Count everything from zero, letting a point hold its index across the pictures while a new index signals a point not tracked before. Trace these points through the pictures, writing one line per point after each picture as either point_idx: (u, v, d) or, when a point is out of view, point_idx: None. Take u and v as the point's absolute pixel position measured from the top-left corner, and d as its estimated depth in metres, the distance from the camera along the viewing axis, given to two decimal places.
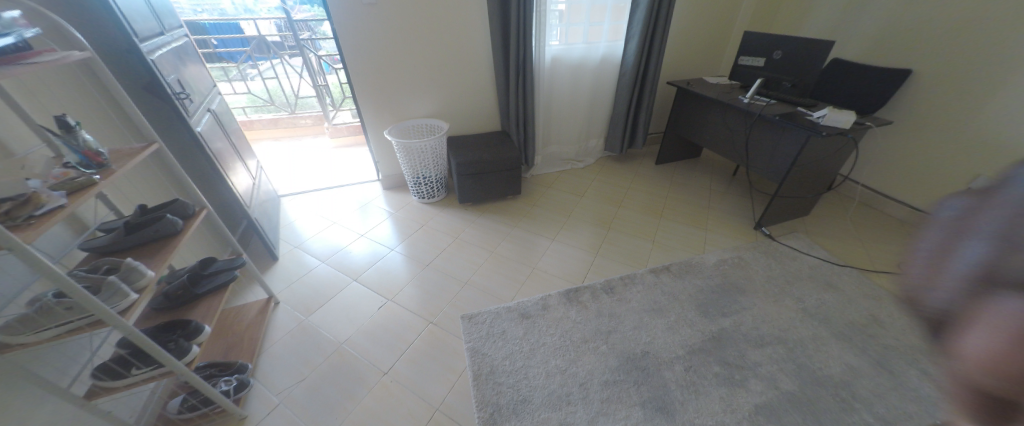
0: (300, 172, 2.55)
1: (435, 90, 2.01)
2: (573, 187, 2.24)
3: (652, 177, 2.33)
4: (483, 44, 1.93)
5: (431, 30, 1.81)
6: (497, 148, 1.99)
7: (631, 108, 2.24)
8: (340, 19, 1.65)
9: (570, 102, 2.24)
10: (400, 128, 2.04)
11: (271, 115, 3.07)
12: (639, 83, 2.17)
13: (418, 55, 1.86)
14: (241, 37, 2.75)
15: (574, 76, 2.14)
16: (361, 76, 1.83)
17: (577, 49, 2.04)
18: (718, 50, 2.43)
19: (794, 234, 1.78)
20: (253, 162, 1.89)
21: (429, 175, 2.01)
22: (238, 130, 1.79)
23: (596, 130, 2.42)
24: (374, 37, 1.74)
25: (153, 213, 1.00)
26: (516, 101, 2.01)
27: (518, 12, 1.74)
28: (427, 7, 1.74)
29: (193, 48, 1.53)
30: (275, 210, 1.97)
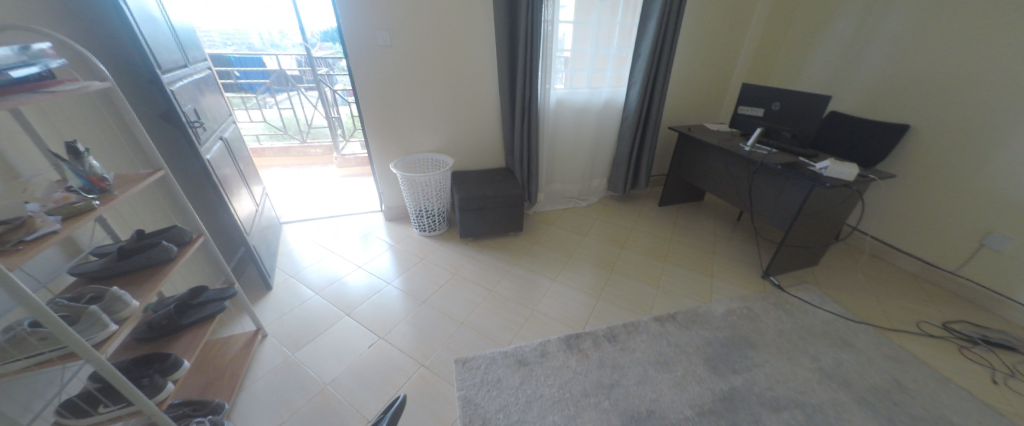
0: (305, 200, 2.58)
1: (442, 126, 2.07)
2: (576, 226, 2.22)
3: (655, 219, 2.32)
4: (491, 85, 2.02)
5: (441, 70, 1.90)
6: (501, 185, 2.00)
7: (634, 150, 2.28)
8: (357, 59, 1.74)
9: (573, 142, 2.29)
10: (406, 161, 2.09)
11: (283, 144, 3.21)
12: (642, 127, 2.22)
13: (429, 94, 1.95)
14: (263, 70, 2.90)
15: (578, 118, 2.20)
16: (372, 111, 1.90)
17: (581, 93, 2.12)
18: (717, 100, 2.53)
19: (803, 285, 1.73)
20: (258, 189, 1.90)
21: (431, 209, 2.01)
22: (247, 156, 1.82)
23: (599, 170, 2.46)
24: (388, 77, 1.84)
25: (149, 239, 0.98)
26: (521, 139, 2.05)
27: (526, 59, 1.83)
28: (440, 50, 1.84)
29: (213, 81, 1.61)
30: (275, 237, 1.96)
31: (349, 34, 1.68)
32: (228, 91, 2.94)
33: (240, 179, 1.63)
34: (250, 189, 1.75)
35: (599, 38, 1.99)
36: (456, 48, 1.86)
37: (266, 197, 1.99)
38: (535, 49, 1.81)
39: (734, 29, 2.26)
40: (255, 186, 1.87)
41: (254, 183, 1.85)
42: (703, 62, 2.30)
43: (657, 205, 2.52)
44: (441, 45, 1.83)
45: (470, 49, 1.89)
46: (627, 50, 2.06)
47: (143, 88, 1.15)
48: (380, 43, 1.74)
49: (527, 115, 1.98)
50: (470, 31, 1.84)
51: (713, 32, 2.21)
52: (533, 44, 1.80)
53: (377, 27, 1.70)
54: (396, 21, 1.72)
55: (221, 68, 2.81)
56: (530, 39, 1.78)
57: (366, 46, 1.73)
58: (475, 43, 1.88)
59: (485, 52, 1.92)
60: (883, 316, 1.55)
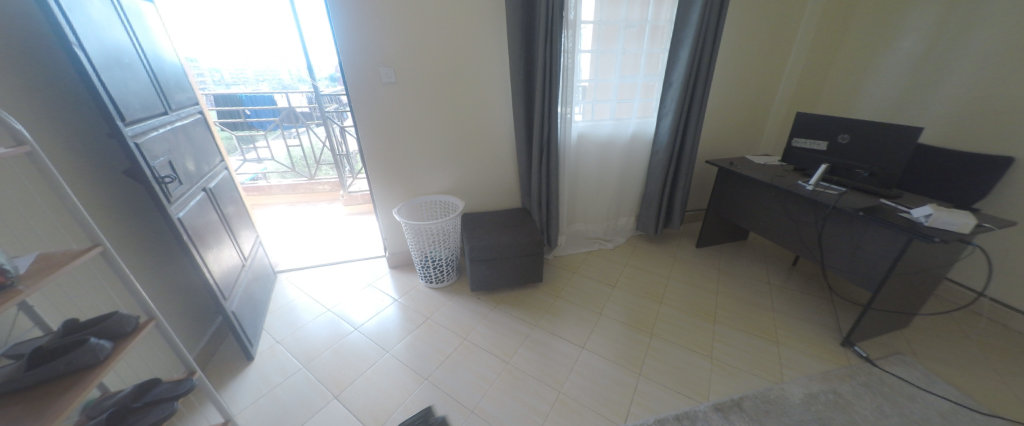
0: (302, 241, 2.39)
1: (452, 164, 1.88)
2: (602, 274, 1.95)
3: (694, 264, 2.02)
4: (505, 120, 1.84)
5: (451, 106, 1.74)
6: (516, 230, 1.78)
7: (667, 186, 2.02)
8: (357, 98, 1.59)
9: (597, 179, 2.05)
10: (411, 204, 1.89)
11: (291, 181, 3.12)
12: (674, 161, 1.97)
13: (436, 132, 1.78)
14: (273, 108, 2.86)
15: (602, 152, 1.98)
16: (376, 151, 1.74)
17: (605, 125, 1.91)
18: (755, 130, 2.27)
19: (898, 356, 1.38)
20: (249, 236, 1.72)
21: (438, 258, 1.78)
22: (236, 200, 1.66)
23: (626, 207, 2.20)
24: (393, 116, 1.68)
25: (78, 335, 0.79)
26: (539, 178, 1.83)
27: (543, 92, 1.64)
28: (448, 85, 1.69)
29: (202, 126, 1.47)
30: (265, 290, 1.76)
31: (350, 73, 1.54)
32: (238, 129, 2.90)
33: (225, 228, 1.46)
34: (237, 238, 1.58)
35: (623, 67, 1.80)
36: (467, 82, 1.70)
37: (257, 245, 1.81)
38: (553, 82, 1.62)
39: (772, 54, 2.04)
40: (245, 234, 1.69)
41: (244, 231, 1.67)
42: (738, 91, 2.09)
43: (694, 246, 2.22)
44: (450, 79, 1.68)
45: (482, 84, 1.72)
46: (654, 78, 1.86)
47: (104, 143, 1.01)
48: (384, 80, 1.59)
49: (546, 152, 1.77)
50: (482, 63, 1.68)
51: (749, 57, 2.00)
52: (551, 76, 1.61)
53: (380, 64, 1.56)
54: (401, 56, 1.57)
55: (231, 107, 2.77)
56: (548, 71, 1.60)
57: (367, 84, 1.58)
58: (487, 76, 1.71)
59: (498, 85, 1.75)
60: (1019, 405, 1.18)
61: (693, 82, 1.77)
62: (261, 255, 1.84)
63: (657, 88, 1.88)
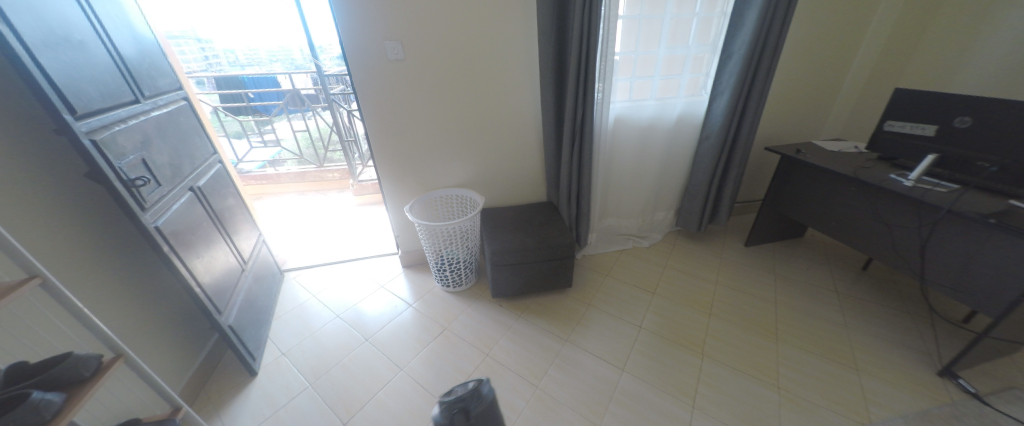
0: (309, 234, 2.25)
1: (470, 153, 1.66)
2: (638, 277, 1.73)
3: (745, 268, 1.77)
4: (530, 102, 1.59)
5: (468, 87, 1.49)
6: (543, 230, 1.56)
7: (717, 177, 1.75)
8: (360, 79, 1.37)
9: (634, 169, 1.80)
10: (426, 199, 1.69)
11: (300, 168, 2.98)
12: (728, 148, 1.69)
13: (452, 117, 1.55)
14: (277, 90, 2.66)
15: (641, 139, 1.71)
16: (385, 140, 1.54)
17: (646, 107, 1.63)
18: (822, 109, 1.93)
19: (1012, 393, 1.13)
20: (250, 234, 1.57)
21: (455, 261, 1.59)
22: (233, 196, 1.50)
23: (665, 200, 1.95)
24: (402, 98, 1.46)
25: (22, 387, 0.63)
26: (569, 170, 1.59)
27: (578, 69, 1.37)
28: (465, 62, 1.44)
29: (189, 114, 1.29)
30: (271, 292, 1.63)
31: (350, 48, 1.31)
32: (242, 114, 2.73)
33: (219, 230, 1.30)
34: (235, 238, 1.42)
35: (673, 36, 1.50)
36: (486, 58, 1.44)
37: (260, 242, 1.66)
38: (590, 55, 1.34)
39: (854, 15, 1.68)
40: (246, 233, 1.54)
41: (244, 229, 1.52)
42: (807, 62, 1.75)
43: (742, 244, 1.96)
44: (467, 54, 1.42)
45: (504, 59, 1.46)
46: (709, 48, 1.55)
47: (54, 143, 0.84)
48: (391, 56, 1.36)
49: (578, 139, 1.52)
50: (504, 34, 1.41)
51: (826, 20, 1.65)
52: (588, 48, 1.33)
53: (385, 37, 1.32)
54: (409, 26, 1.32)
55: (233, 90, 2.58)
56: (585, 42, 1.32)
57: (371, 63, 1.35)
58: (510, 50, 1.45)
59: (523, 60, 1.48)
60: None
61: (760, 52, 1.46)
62: (265, 253, 1.70)
63: (711, 61, 1.58)
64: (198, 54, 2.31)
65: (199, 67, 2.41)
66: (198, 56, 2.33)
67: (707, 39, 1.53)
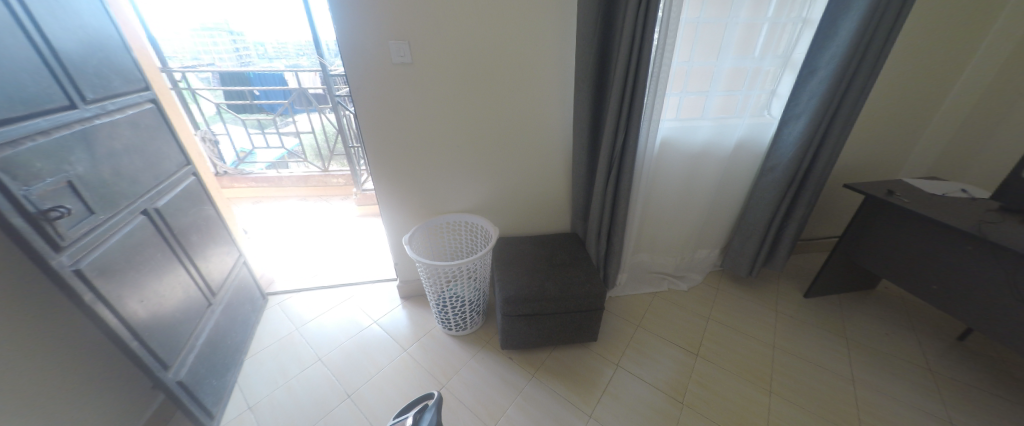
0: (303, 248, 2.06)
1: (484, 174, 1.42)
2: (676, 333, 1.45)
3: (808, 328, 1.46)
4: (560, 118, 1.33)
5: (487, 98, 1.25)
6: (567, 274, 1.30)
7: (779, 216, 1.46)
8: (358, 85, 1.15)
9: (677, 201, 1.52)
10: (430, 226, 1.46)
11: (304, 172, 2.80)
12: (798, 184, 1.39)
13: (467, 132, 1.31)
14: (284, 89, 2.50)
15: (688, 167, 1.43)
16: (386, 157, 1.31)
17: (697, 130, 1.35)
18: (908, 137, 1.61)
19: None
20: (227, 256, 1.36)
21: (459, 302, 1.35)
22: (207, 212, 1.29)
23: (711, 237, 1.65)
24: (408, 109, 1.22)
25: None
26: (602, 202, 1.33)
27: (625, 83, 1.10)
28: (484, 69, 1.19)
29: (154, 123, 1.10)
30: (245, 324, 1.42)
31: (347, 48, 1.08)
32: (247, 112, 2.61)
33: (179, 260, 1.10)
34: (204, 265, 1.21)
35: (740, 45, 1.21)
36: (511, 65, 1.20)
37: (240, 263, 1.45)
38: (640, 67, 1.07)
39: (963, 25, 1.36)
40: (221, 255, 1.33)
41: (218, 252, 1.31)
42: (892, 82, 1.45)
43: (800, 295, 1.65)
44: (488, 60, 1.18)
45: (532, 67, 1.21)
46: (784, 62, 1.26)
47: None
48: (395, 58, 1.12)
49: (616, 167, 1.25)
50: (535, 36, 1.16)
51: (921, 33, 1.35)
52: (640, 57, 1.06)
53: (390, 35, 1.09)
54: (419, 23, 1.08)
55: (238, 87, 2.48)
56: (637, 50, 1.05)
57: (372, 66, 1.12)
58: (540, 56, 1.19)
59: (556, 69, 1.23)
60: None
61: (855, 71, 1.18)
62: (245, 275, 1.49)
63: (784, 77, 1.28)
64: (228, 45, 2.31)
65: (227, 57, 2.37)
66: (227, 47, 2.32)
67: (782, 50, 1.24)
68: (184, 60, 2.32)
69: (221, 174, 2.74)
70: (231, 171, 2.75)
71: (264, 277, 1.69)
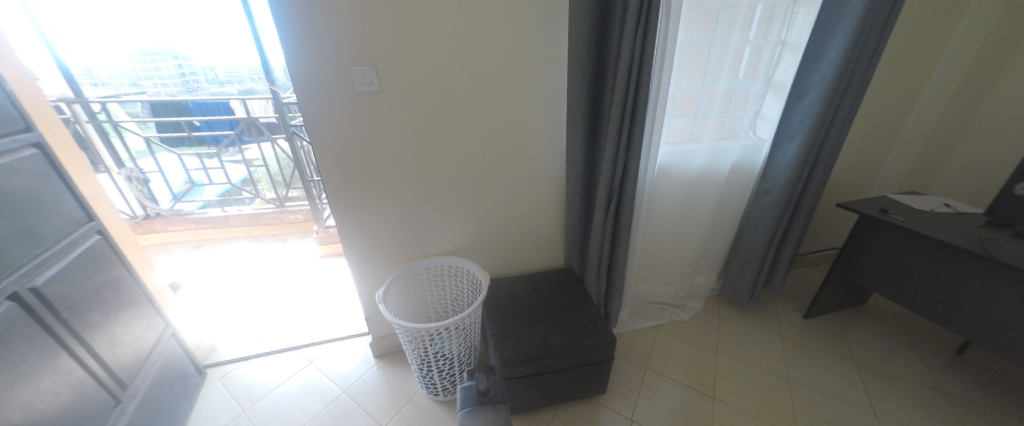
0: (252, 301, 1.77)
1: (469, 211, 1.26)
2: (686, 372, 1.33)
3: (816, 354, 1.40)
4: (551, 147, 1.22)
5: (469, 128, 1.11)
6: (569, 321, 1.14)
7: (777, 238, 1.41)
8: (315, 118, 0.96)
9: (674, 228, 1.44)
10: (408, 273, 1.25)
11: (255, 209, 2.53)
12: (793, 204, 1.36)
13: (449, 166, 1.15)
14: (229, 118, 2.23)
15: (684, 192, 1.36)
16: (353, 198, 1.12)
17: (692, 155, 1.28)
18: (879, 152, 1.65)
19: None
20: (146, 330, 1.08)
21: (446, 363, 1.15)
22: (117, 279, 1.01)
23: (709, 262, 1.58)
24: (380, 144, 1.05)
25: None
26: (601, 236, 1.21)
27: (624, 109, 1.00)
28: (465, 97, 1.05)
29: (39, 176, 0.84)
30: (173, 414, 1.12)
31: (300, 76, 0.91)
32: (185, 145, 2.31)
33: (66, 355, 0.82)
34: (112, 351, 0.93)
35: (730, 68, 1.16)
36: (495, 92, 1.07)
37: (166, 336, 1.16)
38: (641, 93, 0.98)
39: (915, 50, 1.44)
40: (136, 331, 1.04)
41: (133, 328, 1.02)
42: None
43: (799, 316, 1.60)
44: (469, 87, 1.04)
45: (520, 93, 1.09)
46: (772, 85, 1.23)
47: None
48: (360, 87, 0.96)
49: (616, 198, 1.15)
50: (523, 60, 1.04)
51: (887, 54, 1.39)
52: (639, 82, 0.97)
53: (352, 61, 0.92)
54: (387, 46, 0.93)
55: (173, 118, 2.19)
56: (636, 75, 0.96)
57: (332, 96, 0.95)
58: (528, 81, 1.08)
59: (546, 95, 1.12)
60: None
61: (844, 92, 1.17)
62: (173, 348, 1.19)
63: (772, 99, 1.25)
64: (173, 69, 2.01)
65: (172, 82, 2.08)
66: (172, 71, 2.03)
67: (768, 72, 1.20)
68: (121, 86, 2.08)
69: (153, 217, 2.40)
70: (165, 213, 2.41)
71: (203, 345, 1.39)
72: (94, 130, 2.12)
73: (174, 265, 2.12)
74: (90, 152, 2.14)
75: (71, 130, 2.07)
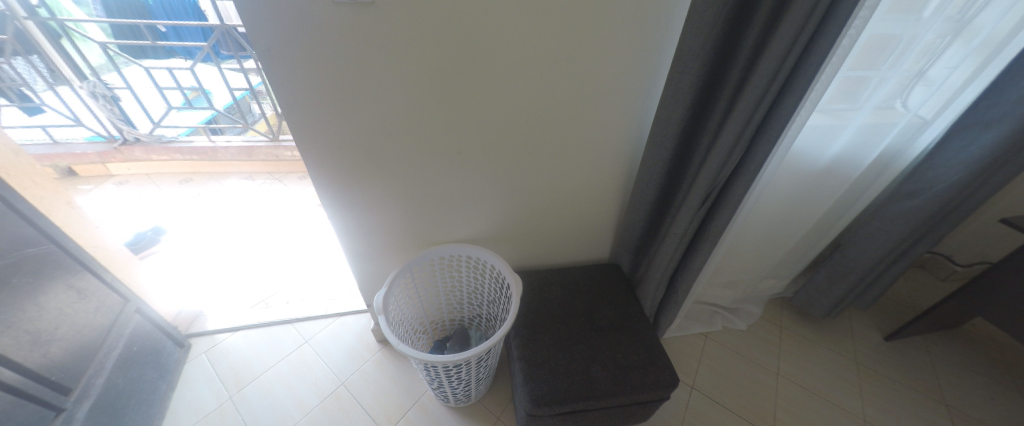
0: (243, 255, 1.58)
1: (498, 192, 0.95)
2: (738, 398, 1.13)
3: (897, 391, 1.17)
4: (630, 112, 0.84)
5: (511, 76, 0.72)
6: (620, 348, 0.90)
7: (896, 254, 1.08)
8: (272, 45, 0.61)
9: (762, 228, 1.11)
10: (417, 262, 0.98)
11: (246, 141, 2.22)
12: (946, 214, 0.98)
13: (476, 128, 0.80)
14: (200, 26, 1.80)
15: (788, 188, 1.00)
16: (342, 168, 0.81)
17: (818, 138, 0.90)
18: None
19: None
20: (93, 315, 0.87)
21: (461, 379, 0.93)
22: (36, 259, 0.76)
23: (788, 265, 1.27)
24: (375, 88, 0.70)
25: None
26: (677, 243, 0.89)
27: (780, 70, 0.59)
28: (508, 23, 0.65)
29: None
30: (145, 403, 0.97)
31: None
32: (152, 57, 1.90)
33: None
34: (37, 353, 0.74)
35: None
36: (558, 19, 0.66)
37: (127, 314, 0.95)
38: (820, 43, 0.56)
39: None
40: (77, 320, 0.83)
41: (70, 319, 0.81)
42: None
43: (881, 337, 1.34)
44: (519, 7, 0.63)
45: (600, 23, 0.68)
46: (974, 36, 0.75)
47: None
48: None
49: (714, 197, 0.80)
50: None
51: None
52: (822, 22, 0.55)
53: None
54: None
55: (130, 19, 1.76)
56: (829, 5, 0.53)
57: (296, 9, 0.58)
58: (618, 1, 0.65)
59: (643, 29, 0.70)
60: None
61: None
62: (140, 326, 0.99)
63: (966, 63, 0.78)
64: None
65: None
66: None
67: (965, 11, 0.73)
68: None
69: (133, 142, 2.13)
70: (145, 138, 2.13)
71: (184, 313, 1.21)
72: (37, 28, 1.71)
73: (114, 219, 1.74)
74: (42, 58, 1.77)
75: (8, 27, 1.66)
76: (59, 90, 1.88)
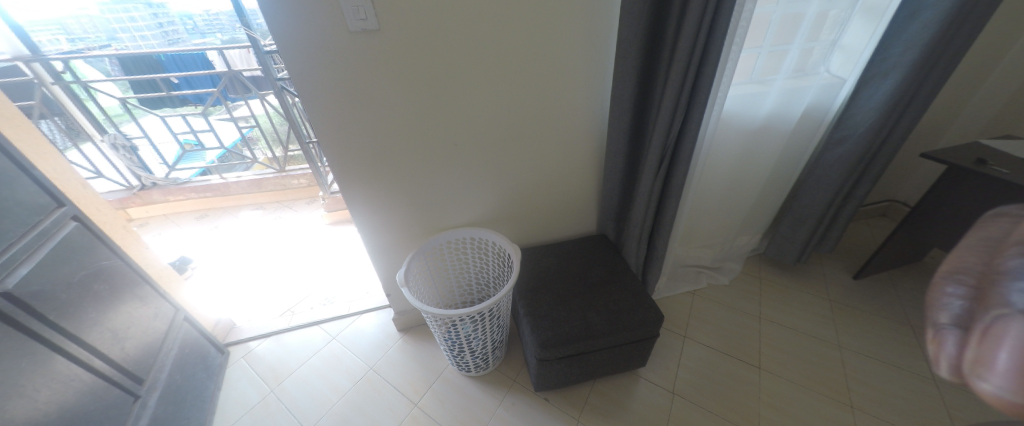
0: (267, 274, 1.71)
1: (495, 175, 1.10)
2: (726, 340, 1.26)
3: (867, 319, 1.30)
4: (594, 96, 1.01)
5: (493, 75, 0.90)
6: (611, 297, 1.03)
7: (841, 196, 1.25)
8: (302, 70, 0.78)
9: (724, 186, 1.27)
10: (427, 248, 1.12)
11: (256, 175, 2.38)
12: (872, 154, 1.15)
13: (468, 124, 0.96)
14: (210, 74, 2.00)
15: (738, 148, 1.18)
16: (361, 167, 0.96)
17: (753, 102, 1.07)
18: None
19: None
20: (156, 319, 1.01)
21: (478, 344, 1.05)
22: (109, 270, 0.90)
23: (756, 220, 1.44)
24: (383, 96, 0.86)
25: None
26: (647, 202, 1.05)
27: (695, 48, 0.78)
28: (484, 34, 0.83)
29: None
30: (201, 399, 1.09)
31: (274, 9, 0.70)
32: (166, 106, 2.10)
33: (62, 359, 0.74)
34: (117, 347, 0.87)
35: None
36: (524, 24, 0.84)
37: (178, 321, 1.08)
38: (720, 24, 0.75)
39: None
40: (143, 323, 0.97)
41: (138, 321, 0.95)
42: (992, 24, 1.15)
43: (851, 276, 1.48)
44: (491, 20, 0.81)
45: (557, 25, 0.86)
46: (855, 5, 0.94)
47: None
48: (353, 24, 0.75)
49: (670, 157, 0.97)
50: None
51: None
52: (718, 8, 0.74)
53: None
54: None
55: (147, 74, 1.97)
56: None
57: (321, 40, 0.75)
58: (569, 9, 0.84)
59: (594, 28, 0.88)
60: None
61: (970, 10, 0.89)
62: (189, 332, 1.12)
63: (854, 27, 0.98)
64: (148, 18, 1.86)
65: (150, 34, 1.89)
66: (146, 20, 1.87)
67: None
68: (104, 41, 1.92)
69: (151, 187, 2.28)
70: (162, 182, 2.28)
71: (222, 324, 1.34)
72: (63, 92, 1.90)
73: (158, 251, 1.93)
74: (66, 118, 1.96)
75: (36, 93, 1.84)
76: (83, 147, 2.07)
